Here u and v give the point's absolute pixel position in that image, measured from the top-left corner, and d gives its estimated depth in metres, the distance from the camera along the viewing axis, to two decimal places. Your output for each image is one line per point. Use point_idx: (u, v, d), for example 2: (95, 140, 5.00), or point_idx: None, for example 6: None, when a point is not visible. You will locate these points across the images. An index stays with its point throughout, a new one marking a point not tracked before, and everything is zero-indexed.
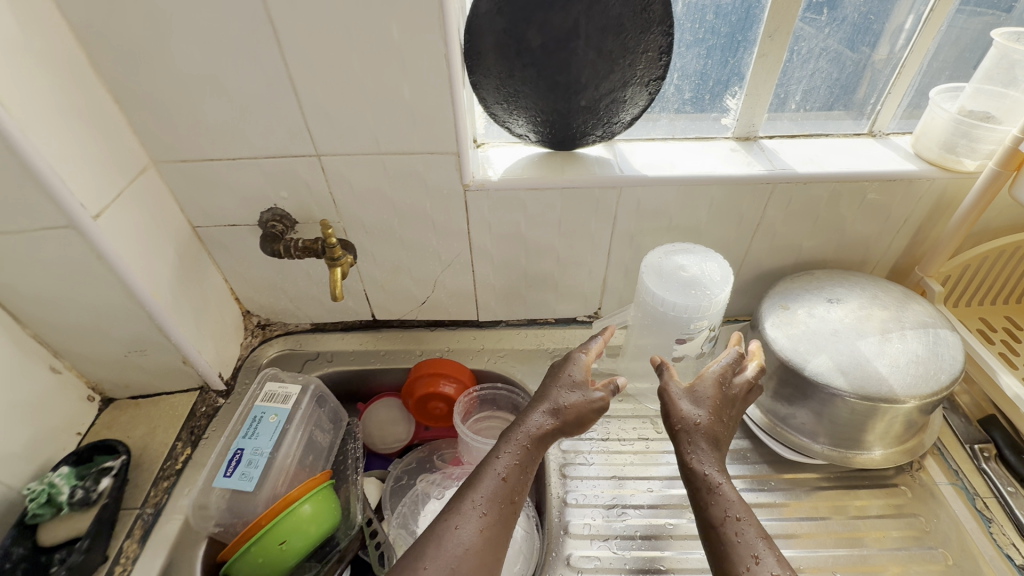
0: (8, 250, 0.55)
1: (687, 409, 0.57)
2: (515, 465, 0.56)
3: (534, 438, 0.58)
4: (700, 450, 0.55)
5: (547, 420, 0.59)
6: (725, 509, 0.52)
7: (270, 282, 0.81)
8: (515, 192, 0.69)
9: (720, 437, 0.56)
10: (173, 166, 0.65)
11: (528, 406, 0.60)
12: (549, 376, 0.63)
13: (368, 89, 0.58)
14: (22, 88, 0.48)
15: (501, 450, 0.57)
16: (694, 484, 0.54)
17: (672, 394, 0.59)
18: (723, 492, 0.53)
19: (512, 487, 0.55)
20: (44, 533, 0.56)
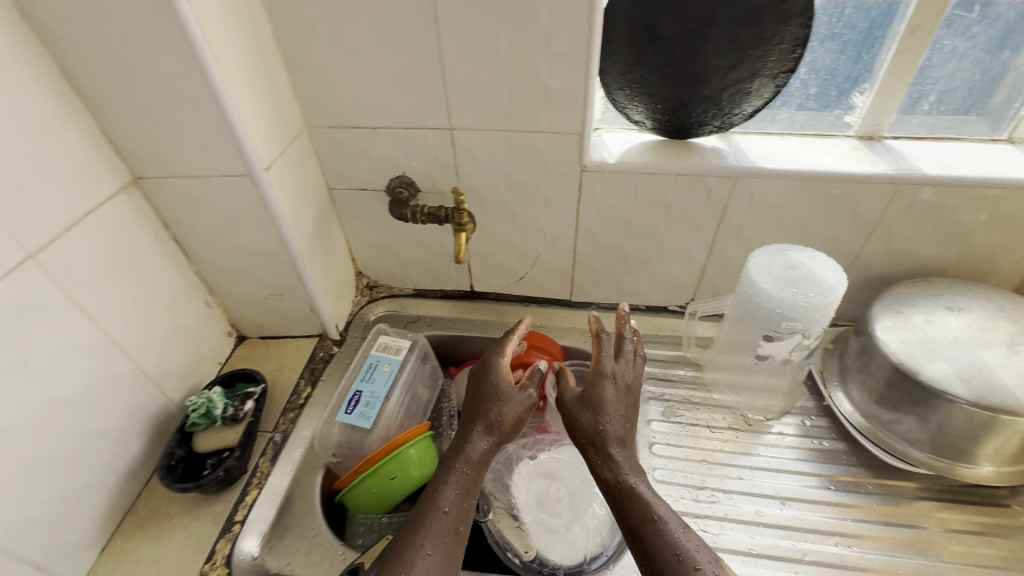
0: (192, 193, 0.64)
1: (588, 419, 0.63)
2: (460, 492, 0.58)
3: (472, 461, 0.61)
4: (612, 455, 0.60)
5: (480, 442, 0.62)
6: (652, 512, 0.54)
7: (385, 246, 0.88)
8: (630, 176, 0.72)
9: (608, 439, 0.61)
10: (323, 131, 0.72)
11: (461, 433, 0.64)
12: (477, 396, 0.67)
13: (510, 69, 0.63)
14: (230, 52, 0.55)
15: (449, 477, 0.59)
16: (618, 493, 0.57)
17: (568, 401, 0.66)
18: (646, 499, 0.55)
19: (457, 517, 0.56)
20: (200, 440, 0.65)
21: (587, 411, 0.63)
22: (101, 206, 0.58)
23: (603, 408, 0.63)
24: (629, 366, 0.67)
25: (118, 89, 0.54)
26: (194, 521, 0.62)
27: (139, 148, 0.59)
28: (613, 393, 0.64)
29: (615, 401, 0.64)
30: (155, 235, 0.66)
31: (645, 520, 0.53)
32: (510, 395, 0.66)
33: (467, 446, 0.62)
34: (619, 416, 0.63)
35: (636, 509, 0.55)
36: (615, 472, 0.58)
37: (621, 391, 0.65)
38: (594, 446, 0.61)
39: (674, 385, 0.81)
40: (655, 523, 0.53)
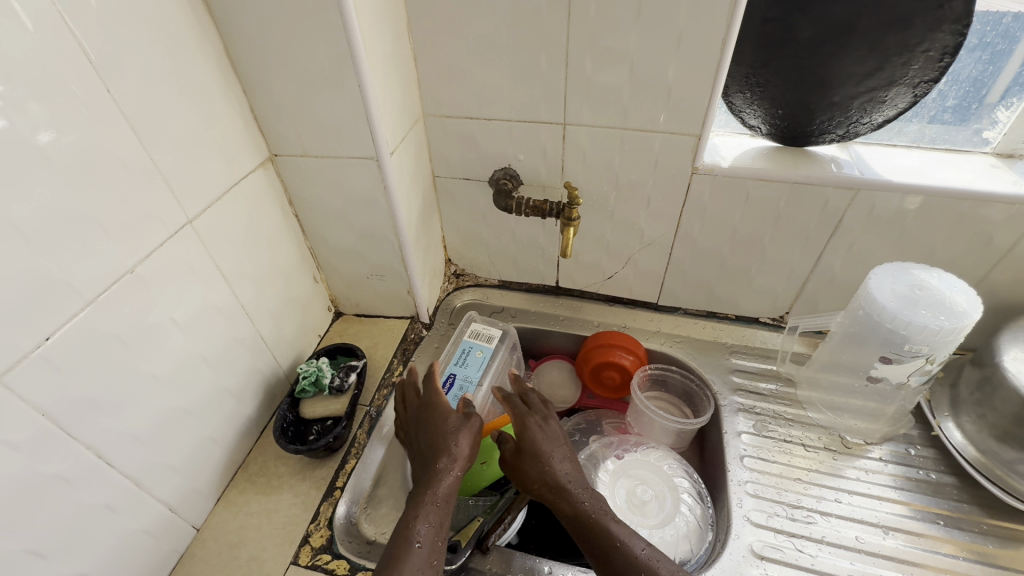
0: (319, 172, 0.67)
1: (536, 462, 0.63)
2: (432, 525, 0.54)
3: (439, 497, 0.57)
4: (577, 492, 0.60)
5: (447, 475, 0.59)
6: (632, 545, 0.54)
7: (477, 235, 0.90)
8: (743, 181, 0.70)
9: (564, 473, 0.62)
10: (437, 120, 0.75)
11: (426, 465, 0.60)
12: (433, 428, 0.63)
13: (636, 66, 0.62)
14: (375, 39, 0.58)
15: (419, 513, 0.55)
16: (591, 527, 0.56)
17: (510, 451, 0.64)
18: (618, 531, 0.56)
19: (431, 549, 0.53)
20: (307, 406, 0.69)
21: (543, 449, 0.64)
22: (243, 179, 0.62)
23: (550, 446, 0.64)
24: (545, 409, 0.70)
25: (270, 69, 0.58)
26: (299, 482, 0.65)
27: (280, 126, 0.63)
28: (550, 434, 0.66)
29: (560, 440, 0.66)
30: (281, 210, 0.70)
31: (620, 551, 0.54)
32: (460, 422, 0.64)
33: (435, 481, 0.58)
34: (566, 456, 0.64)
35: (608, 542, 0.55)
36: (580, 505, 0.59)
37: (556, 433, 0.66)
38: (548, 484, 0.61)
39: (765, 398, 0.79)
40: (633, 555, 0.53)
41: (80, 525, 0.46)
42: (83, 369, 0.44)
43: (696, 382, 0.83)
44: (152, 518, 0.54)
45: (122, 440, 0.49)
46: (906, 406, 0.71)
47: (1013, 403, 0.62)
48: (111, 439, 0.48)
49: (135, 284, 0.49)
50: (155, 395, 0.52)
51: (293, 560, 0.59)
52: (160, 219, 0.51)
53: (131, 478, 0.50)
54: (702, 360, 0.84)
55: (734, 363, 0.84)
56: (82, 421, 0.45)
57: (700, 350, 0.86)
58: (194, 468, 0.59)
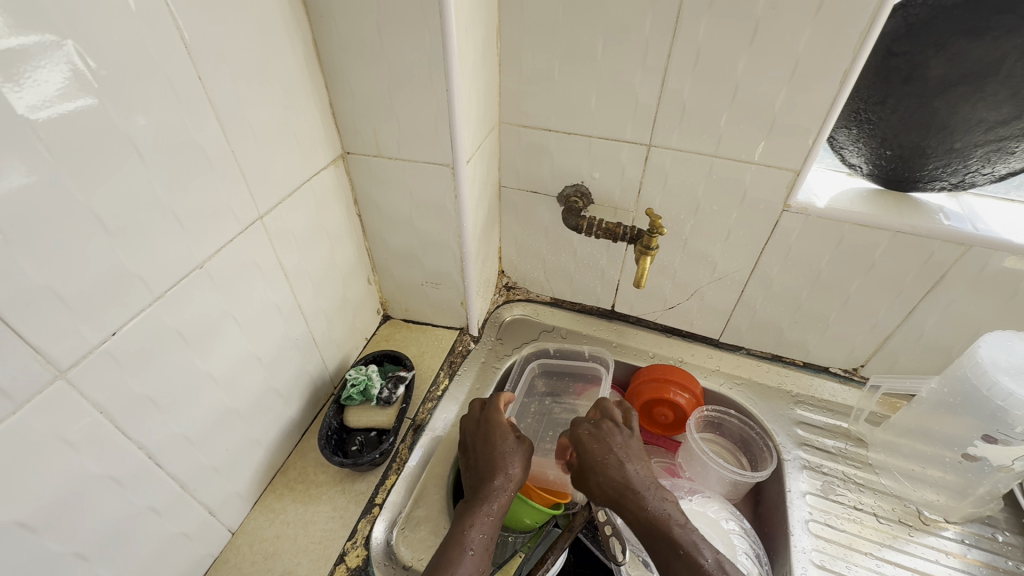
0: (391, 175, 0.64)
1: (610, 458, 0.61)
2: (488, 535, 0.53)
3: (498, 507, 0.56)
4: (641, 495, 0.58)
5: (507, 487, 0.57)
6: (695, 556, 0.52)
7: (536, 250, 0.86)
8: (838, 222, 0.65)
9: (625, 477, 0.59)
10: (514, 129, 0.71)
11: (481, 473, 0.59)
12: (487, 440, 0.61)
13: (739, 92, 0.58)
14: (469, 42, 0.55)
15: (474, 518, 0.54)
16: (653, 537, 0.55)
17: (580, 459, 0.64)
18: (683, 539, 0.54)
19: (484, 557, 0.52)
20: (352, 415, 0.67)
21: (598, 457, 0.61)
22: (314, 176, 0.60)
23: (609, 450, 0.62)
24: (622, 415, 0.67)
25: (357, 65, 0.55)
26: (338, 494, 0.63)
27: (357, 124, 0.60)
28: (604, 439, 0.63)
29: (624, 441, 0.63)
30: (345, 209, 0.67)
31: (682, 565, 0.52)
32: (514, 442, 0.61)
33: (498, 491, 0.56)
34: (624, 457, 0.61)
35: (670, 557, 0.53)
36: (641, 510, 0.56)
37: (618, 435, 0.64)
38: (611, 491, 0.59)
39: (832, 457, 0.73)
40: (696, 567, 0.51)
41: (124, 527, 0.44)
42: (143, 365, 0.42)
43: (755, 430, 0.77)
44: (192, 521, 0.52)
45: (172, 440, 0.47)
46: (999, 489, 0.62)
47: None
48: (163, 439, 0.46)
49: (202, 279, 0.46)
50: (209, 394, 0.50)
51: None
52: (234, 213, 0.49)
53: (177, 479, 0.48)
54: (763, 407, 0.79)
55: (799, 414, 0.78)
56: (137, 419, 0.43)
57: (761, 395, 0.80)
58: (236, 471, 0.57)
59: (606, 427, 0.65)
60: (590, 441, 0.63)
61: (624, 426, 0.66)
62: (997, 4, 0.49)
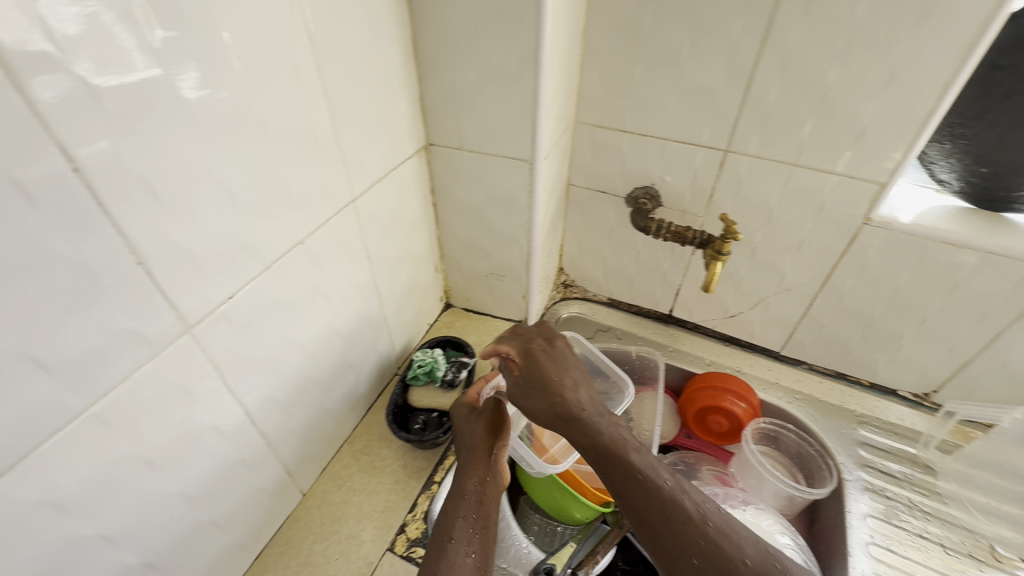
0: (469, 167, 0.67)
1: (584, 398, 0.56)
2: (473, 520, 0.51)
3: (489, 497, 0.55)
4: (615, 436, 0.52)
5: (486, 470, 0.56)
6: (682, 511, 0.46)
7: (597, 249, 0.87)
8: (923, 239, 0.62)
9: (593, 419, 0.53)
10: (588, 129, 0.73)
11: (468, 465, 0.57)
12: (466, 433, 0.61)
13: (828, 101, 0.57)
14: (559, 42, 0.57)
15: (463, 507, 0.53)
16: (631, 488, 0.48)
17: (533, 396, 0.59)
18: (639, 463, 0.49)
19: (476, 543, 0.49)
20: (416, 394, 0.70)
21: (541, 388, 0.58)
22: (400, 164, 0.63)
23: (547, 373, 0.59)
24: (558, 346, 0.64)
25: (450, 60, 0.58)
26: (399, 468, 0.66)
27: (443, 116, 0.63)
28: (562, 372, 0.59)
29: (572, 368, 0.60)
30: (423, 198, 0.71)
31: (671, 527, 0.46)
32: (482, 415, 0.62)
33: (474, 481, 0.55)
34: (581, 390, 0.57)
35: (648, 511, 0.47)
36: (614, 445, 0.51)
37: (552, 359, 0.61)
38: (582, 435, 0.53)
39: (897, 481, 0.71)
40: (688, 527, 0.45)
41: (220, 477, 0.48)
42: (249, 328, 0.46)
43: (816, 448, 0.75)
44: (272, 478, 0.56)
45: (264, 400, 0.50)
46: None
47: None
48: (257, 397, 0.50)
49: (302, 254, 0.50)
50: (296, 361, 0.54)
51: (388, 546, 0.59)
52: (332, 194, 0.52)
53: (264, 437, 0.52)
54: (824, 424, 0.77)
55: (862, 435, 0.75)
56: (239, 376, 0.46)
57: (822, 412, 0.78)
58: (311, 436, 0.61)
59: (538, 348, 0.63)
60: (568, 386, 0.57)
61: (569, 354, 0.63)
62: None
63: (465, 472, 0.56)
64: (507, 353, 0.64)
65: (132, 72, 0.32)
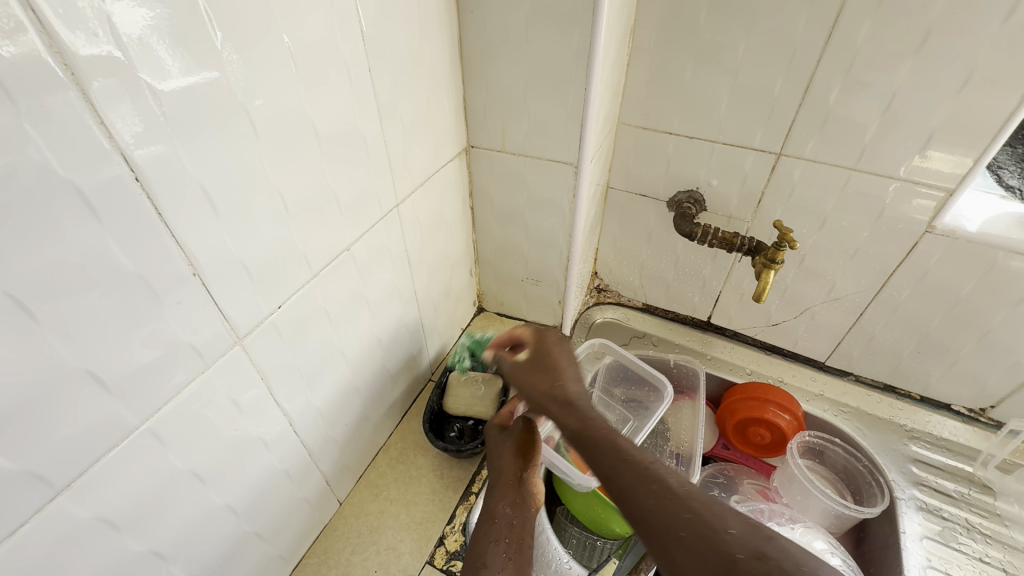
0: (511, 170, 0.65)
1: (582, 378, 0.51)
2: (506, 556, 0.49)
3: (520, 523, 0.52)
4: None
5: (516, 493, 0.54)
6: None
7: (634, 253, 0.85)
8: (991, 249, 0.59)
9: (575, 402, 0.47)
10: (631, 131, 0.70)
11: (498, 487, 0.55)
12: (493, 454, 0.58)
13: (895, 103, 0.54)
14: (611, 41, 0.54)
15: (493, 533, 0.51)
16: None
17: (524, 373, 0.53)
18: None
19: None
20: (451, 402, 0.68)
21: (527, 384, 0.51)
22: (442, 166, 0.61)
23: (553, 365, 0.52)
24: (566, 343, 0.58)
25: (497, 59, 0.56)
26: (435, 478, 0.64)
27: (486, 118, 0.61)
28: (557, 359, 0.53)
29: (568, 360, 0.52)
30: (461, 201, 0.69)
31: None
32: (501, 438, 0.59)
33: (505, 506, 0.53)
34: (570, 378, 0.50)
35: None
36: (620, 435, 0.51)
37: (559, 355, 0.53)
38: (586, 436, 0.52)
39: (953, 501, 0.67)
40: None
41: (264, 489, 0.47)
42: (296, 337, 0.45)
43: (864, 463, 0.72)
44: (312, 488, 0.55)
45: (307, 409, 0.49)
46: None
47: None
48: (301, 407, 0.48)
49: (347, 260, 0.49)
50: (338, 369, 0.52)
51: (428, 559, 0.58)
52: (378, 199, 0.50)
53: (306, 447, 0.51)
54: (873, 439, 0.74)
55: (914, 451, 0.72)
56: (284, 386, 0.45)
57: (871, 426, 0.75)
58: (349, 444, 0.59)
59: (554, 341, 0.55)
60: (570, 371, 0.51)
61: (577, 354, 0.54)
62: None
63: (496, 496, 0.54)
64: (519, 335, 0.58)
65: (190, 74, 0.30)
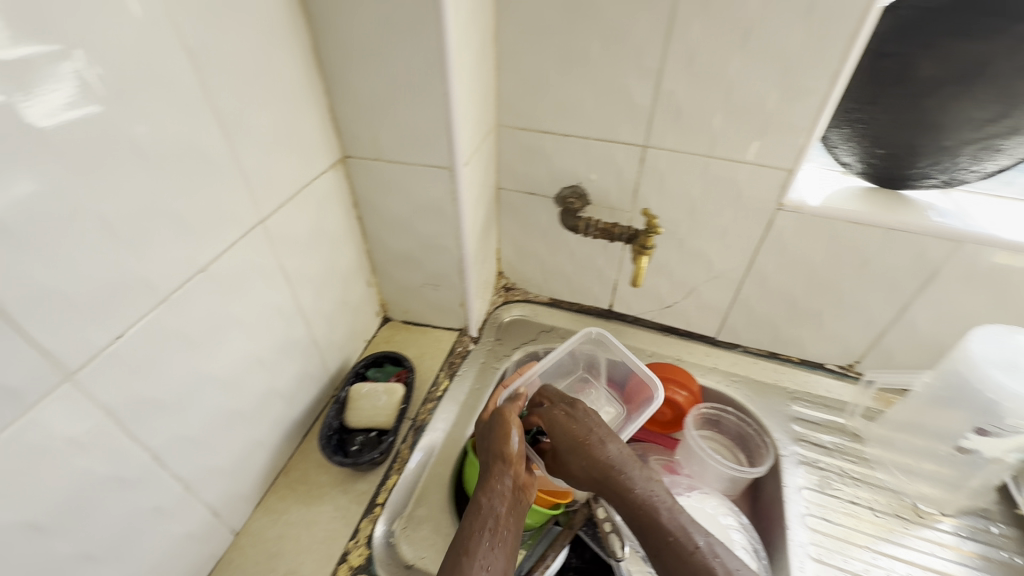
0: (390, 178, 0.65)
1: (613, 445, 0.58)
2: (491, 539, 0.51)
3: (506, 510, 0.53)
4: (628, 480, 0.56)
5: (507, 490, 0.54)
6: (683, 543, 0.51)
7: (533, 250, 0.87)
8: (832, 221, 0.66)
9: (608, 458, 0.57)
10: (510, 132, 0.72)
11: (488, 481, 0.55)
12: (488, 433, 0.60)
13: (733, 94, 0.59)
14: (466, 46, 0.55)
15: (478, 528, 0.51)
16: (638, 520, 0.54)
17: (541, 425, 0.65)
18: (641, 491, 0.55)
19: (501, 551, 0.51)
20: (351, 416, 0.67)
21: (563, 438, 0.59)
22: (314, 179, 0.60)
23: (578, 433, 0.59)
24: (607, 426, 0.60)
25: (356, 68, 0.56)
26: (340, 494, 0.64)
27: (356, 127, 0.61)
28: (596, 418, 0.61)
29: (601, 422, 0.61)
30: (345, 212, 0.68)
31: (671, 554, 0.51)
32: (505, 413, 0.60)
33: (492, 499, 0.53)
34: (606, 437, 0.59)
35: (660, 545, 0.52)
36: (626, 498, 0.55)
37: (581, 419, 0.61)
38: (631, 517, 0.55)
39: (829, 452, 0.74)
40: (687, 558, 0.50)
41: (129, 530, 0.44)
42: (150, 367, 0.43)
43: (753, 427, 0.78)
44: (196, 522, 0.52)
45: (178, 442, 0.47)
46: (992, 481, 0.64)
47: None
48: (170, 440, 0.46)
49: (205, 282, 0.47)
50: (212, 396, 0.50)
51: None
52: (236, 217, 0.49)
53: (182, 481, 0.49)
54: (761, 404, 0.80)
55: (795, 410, 0.79)
56: (142, 419, 0.43)
57: (759, 392, 0.81)
58: (239, 472, 0.57)
59: (583, 410, 0.62)
60: (597, 439, 0.58)
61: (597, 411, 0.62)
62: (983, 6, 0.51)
63: (487, 485, 0.55)
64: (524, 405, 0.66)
65: None
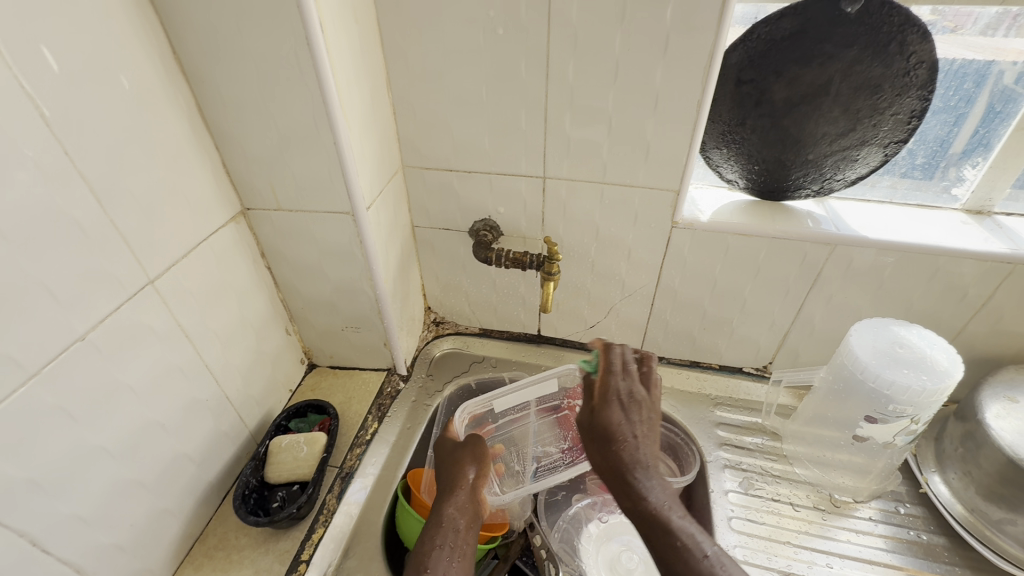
0: (295, 227, 0.66)
1: (638, 440, 0.58)
2: (449, 553, 0.56)
3: (461, 526, 0.59)
4: (645, 483, 0.55)
5: (466, 497, 0.61)
6: (692, 551, 0.49)
7: (457, 283, 0.88)
8: (722, 234, 0.70)
9: (630, 454, 0.57)
10: (417, 172, 0.74)
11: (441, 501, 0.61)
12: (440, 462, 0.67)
13: (615, 125, 0.63)
14: (352, 97, 0.58)
15: (440, 536, 0.57)
16: (648, 527, 0.52)
17: (605, 404, 0.61)
18: (658, 493, 0.54)
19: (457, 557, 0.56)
20: (272, 471, 0.65)
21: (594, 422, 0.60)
22: (213, 234, 0.60)
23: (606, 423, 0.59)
24: (647, 431, 0.60)
25: (247, 124, 0.57)
26: (261, 555, 0.61)
27: (254, 179, 0.62)
28: (612, 412, 0.60)
29: (635, 415, 0.60)
30: (254, 264, 0.68)
31: (677, 560, 0.49)
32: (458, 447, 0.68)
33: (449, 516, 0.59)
34: (636, 431, 0.59)
35: (666, 551, 0.50)
36: (644, 498, 0.54)
37: (614, 407, 0.61)
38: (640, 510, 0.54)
39: (751, 453, 0.77)
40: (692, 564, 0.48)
41: None
42: (22, 447, 0.41)
43: (681, 436, 0.81)
44: None
45: (63, 523, 0.45)
46: (894, 462, 0.69)
47: (998, 463, 0.60)
48: (50, 523, 0.44)
49: (87, 351, 0.46)
50: (103, 470, 0.48)
51: None
52: (120, 281, 0.48)
53: (71, 564, 0.47)
54: (686, 413, 0.83)
55: (719, 416, 0.82)
56: (17, 505, 0.41)
57: (684, 402, 0.84)
58: (144, 547, 0.55)
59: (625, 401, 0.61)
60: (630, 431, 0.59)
61: (637, 412, 0.61)
62: (818, 36, 0.58)
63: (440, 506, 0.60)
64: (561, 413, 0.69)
65: None
